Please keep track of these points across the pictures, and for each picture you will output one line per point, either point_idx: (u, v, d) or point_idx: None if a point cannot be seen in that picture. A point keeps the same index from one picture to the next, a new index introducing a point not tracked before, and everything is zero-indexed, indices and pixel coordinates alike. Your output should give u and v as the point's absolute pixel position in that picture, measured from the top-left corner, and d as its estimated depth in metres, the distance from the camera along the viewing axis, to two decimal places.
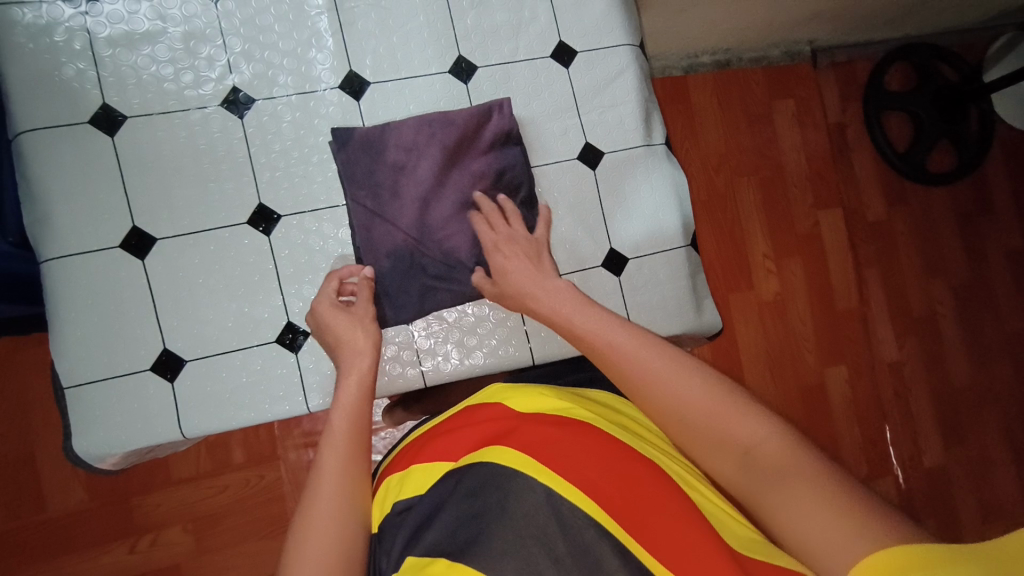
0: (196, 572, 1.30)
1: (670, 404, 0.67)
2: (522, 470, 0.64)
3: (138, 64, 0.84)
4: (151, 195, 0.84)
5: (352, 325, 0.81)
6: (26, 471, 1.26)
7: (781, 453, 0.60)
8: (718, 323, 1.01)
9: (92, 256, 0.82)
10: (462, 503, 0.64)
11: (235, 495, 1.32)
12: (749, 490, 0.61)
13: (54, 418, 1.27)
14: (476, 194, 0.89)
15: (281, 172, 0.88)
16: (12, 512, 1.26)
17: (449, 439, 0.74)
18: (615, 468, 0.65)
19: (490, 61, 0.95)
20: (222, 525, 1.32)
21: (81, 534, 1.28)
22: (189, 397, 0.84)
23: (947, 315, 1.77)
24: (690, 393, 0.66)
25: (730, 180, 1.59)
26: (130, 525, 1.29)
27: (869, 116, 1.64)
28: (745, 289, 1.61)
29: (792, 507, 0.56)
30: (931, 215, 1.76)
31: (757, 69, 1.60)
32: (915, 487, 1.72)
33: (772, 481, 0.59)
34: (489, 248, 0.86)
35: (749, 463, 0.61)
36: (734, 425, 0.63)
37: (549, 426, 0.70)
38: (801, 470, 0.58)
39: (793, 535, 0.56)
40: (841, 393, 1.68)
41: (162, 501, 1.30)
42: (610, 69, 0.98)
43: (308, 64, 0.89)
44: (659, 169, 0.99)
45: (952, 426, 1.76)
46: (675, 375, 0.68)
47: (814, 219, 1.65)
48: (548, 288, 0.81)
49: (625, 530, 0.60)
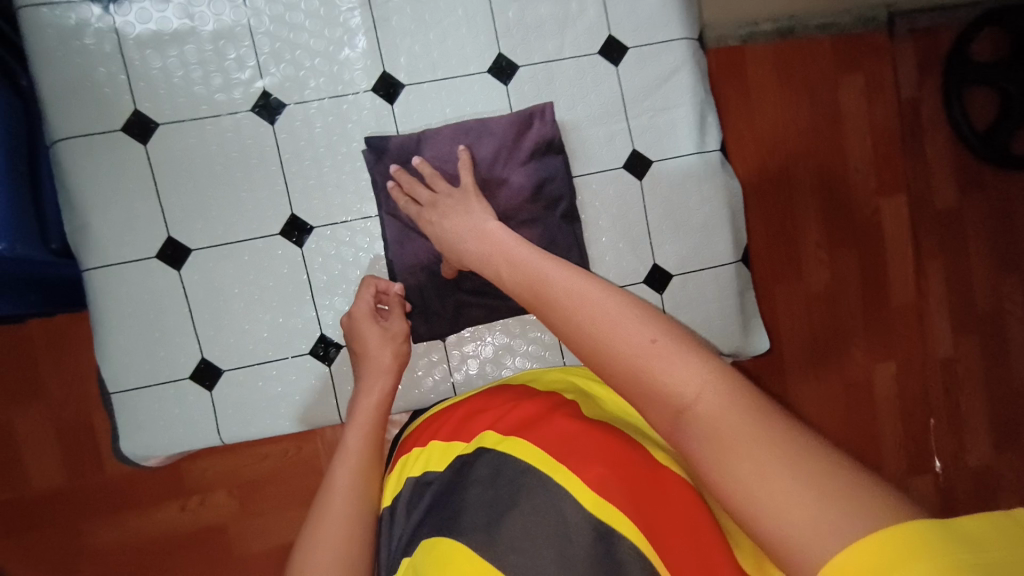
0: (239, 538, 1.15)
1: (595, 345, 0.51)
2: (537, 465, 0.59)
3: (167, 67, 0.81)
4: (186, 205, 0.83)
5: (385, 342, 0.80)
6: (79, 435, 1.11)
7: (726, 410, 0.43)
8: (764, 342, 0.96)
9: (130, 266, 0.82)
10: (472, 490, 0.59)
11: (276, 465, 1.14)
12: (685, 456, 0.46)
13: (87, 382, 1.11)
14: (392, 167, 0.83)
15: (314, 181, 0.85)
16: (68, 467, 1.11)
17: (468, 422, 0.71)
18: (628, 472, 0.58)
19: (532, 59, 0.88)
20: (265, 491, 1.14)
21: (133, 492, 1.13)
22: (226, 405, 0.85)
23: (1016, 313, 1.44)
24: (621, 331, 0.50)
25: (787, 161, 1.26)
26: (178, 485, 1.13)
27: (949, 90, 1.32)
28: (791, 280, 1.30)
29: (741, 476, 0.41)
30: (1010, 200, 1.41)
31: (824, 39, 1.26)
32: (957, 486, 1.44)
33: (713, 444, 0.43)
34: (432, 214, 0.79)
35: (685, 423, 0.45)
36: (669, 373, 0.47)
37: (566, 421, 0.64)
38: (755, 431, 0.42)
39: (742, 513, 0.41)
40: (889, 392, 1.38)
41: (213, 463, 1.13)
42: (664, 68, 0.90)
43: (340, 64, 0.84)
44: (713, 179, 0.91)
45: (1010, 428, 1.45)
46: (610, 317, 0.52)
47: (874, 206, 1.32)
48: (481, 236, 0.72)
49: (640, 532, 0.52)
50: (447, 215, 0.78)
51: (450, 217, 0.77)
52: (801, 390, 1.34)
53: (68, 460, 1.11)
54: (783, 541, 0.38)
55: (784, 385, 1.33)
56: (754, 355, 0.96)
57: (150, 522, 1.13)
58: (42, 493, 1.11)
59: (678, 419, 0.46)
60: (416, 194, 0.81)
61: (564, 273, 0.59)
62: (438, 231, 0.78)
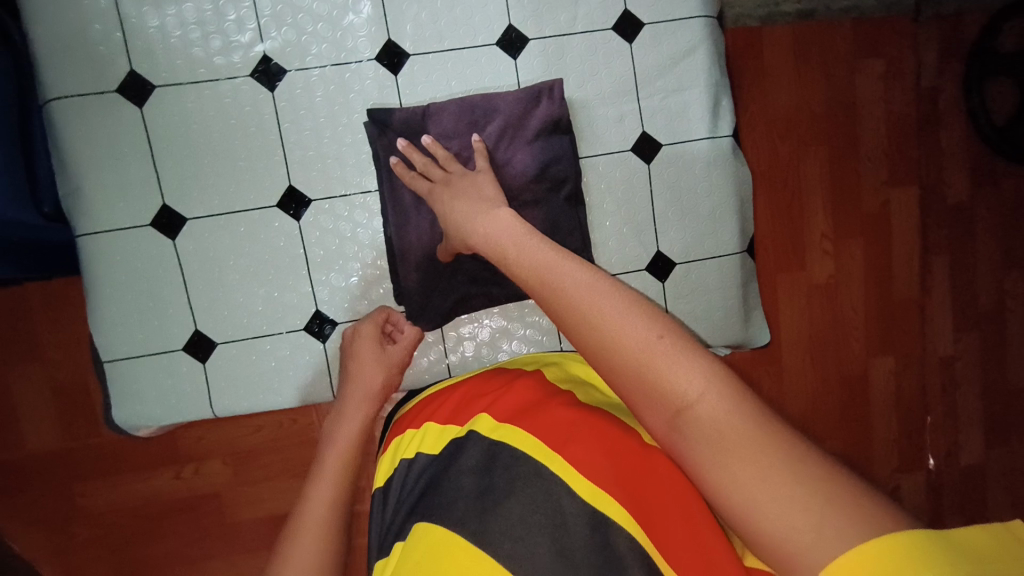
0: (235, 505, 1.16)
1: (596, 342, 0.51)
2: (532, 455, 0.58)
3: (164, 27, 0.78)
4: (182, 173, 0.81)
5: (379, 365, 0.78)
6: (73, 399, 1.11)
7: (728, 413, 0.44)
8: (765, 335, 0.95)
9: (123, 233, 0.81)
10: (465, 477, 0.58)
11: (270, 436, 1.14)
12: (681, 455, 0.47)
13: (79, 347, 1.10)
14: (399, 140, 0.80)
15: (313, 152, 0.83)
16: (65, 429, 1.12)
17: (465, 406, 0.70)
18: (623, 460, 0.57)
19: (543, 33, 0.84)
20: (259, 461, 1.15)
21: (129, 457, 1.13)
22: (220, 378, 0.85)
23: (1019, 311, 1.42)
24: (624, 328, 0.49)
25: (798, 149, 1.23)
26: (174, 451, 1.13)
27: (970, 82, 1.28)
28: (795, 270, 1.28)
29: (739, 478, 0.42)
30: (1023, 197, 1.39)
31: (845, 21, 1.22)
32: (947, 484, 1.44)
33: (713, 447, 0.44)
34: (432, 198, 0.77)
35: (684, 424, 0.46)
36: (669, 373, 0.47)
37: (562, 408, 0.63)
38: (753, 436, 0.43)
39: (734, 514, 0.42)
40: (885, 387, 1.38)
41: (207, 432, 1.13)
42: (679, 47, 0.87)
43: (344, 31, 0.81)
44: (723, 166, 0.89)
45: (1002, 426, 1.44)
46: (609, 315, 0.51)
47: (885, 197, 1.30)
48: (488, 218, 0.68)
49: (639, 525, 0.52)
50: (460, 195, 0.74)
51: (463, 202, 0.73)
52: (799, 381, 1.33)
53: (63, 422, 1.12)
54: (774, 539, 0.40)
55: (784, 375, 1.32)
56: (755, 347, 0.96)
57: (140, 490, 1.14)
58: (38, 453, 1.12)
59: (677, 419, 0.46)
60: (433, 174, 0.78)
61: (565, 261, 0.57)
62: (450, 215, 0.73)
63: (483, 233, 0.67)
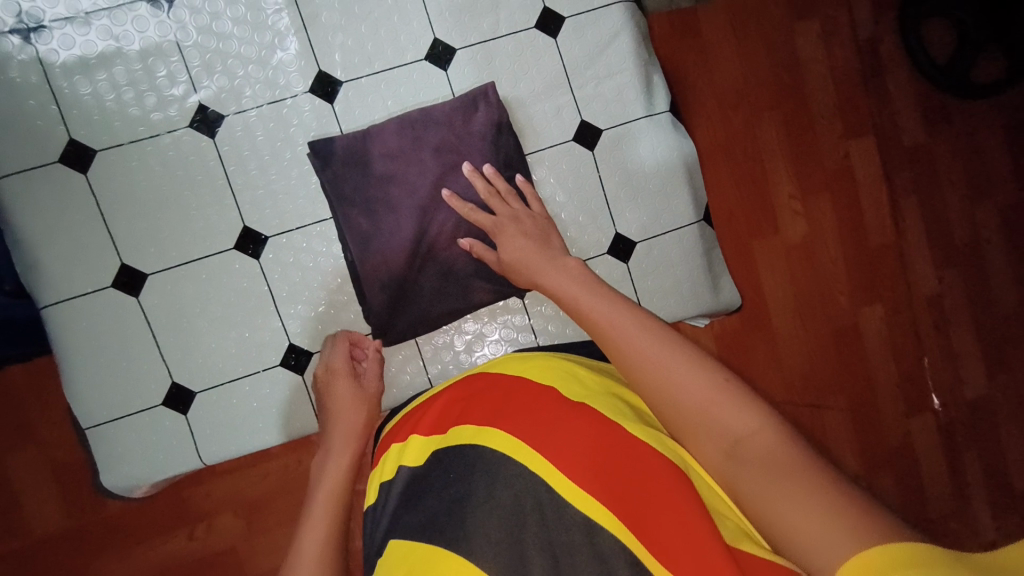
0: (252, 557, 1.15)
1: (659, 387, 0.59)
2: (512, 457, 0.59)
3: (97, 92, 0.80)
4: (136, 231, 0.82)
5: (348, 392, 0.80)
6: (70, 476, 1.10)
7: (784, 449, 0.52)
8: (736, 298, 0.96)
9: (87, 298, 0.81)
10: (447, 488, 0.59)
11: (277, 483, 1.14)
12: (737, 489, 0.54)
13: (69, 424, 1.10)
14: (445, 193, 0.81)
15: (263, 190, 0.84)
16: (67, 509, 1.11)
17: (447, 412, 0.69)
18: (605, 454, 0.57)
19: (469, 41, 0.86)
20: (269, 509, 1.14)
21: (138, 528, 1.12)
22: (204, 426, 0.85)
23: (994, 241, 1.44)
24: (686, 378, 0.58)
25: (751, 118, 1.25)
26: (182, 513, 1.12)
27: (906, 24, 1.32)
28: (768, 235, 1.29)
29: (785, 504, 0.48)
30: (975, 128, 1.42)
31: None
32: (956, 421, 1.44)
33: (768, 475, 0.50)
34: (495, 232, 0.79)
35: (745, 457, 0.53)
36: (730, 415, 0.55)
37: (542, 408, 0.63)
38: (801, 467, 0.50)
39: (786, 537, 0.48)
40: (878, 335, 1.38)
41: (213, 490, 1.13)
42: (603, 34, 0.89)
43: (274, 69, 0.83)
44: (664, 141, 0.91)
45: (998, 355, 1.45)
46: (673, 367, 0.59)
47: (845, 150, 1.32)
48: (557, 266, 0.74)
49: (617, 516, 0.52)
50: (520, 241, 0.78)
51: (509, 236, 0.78)
52: (791, 343, 1.33)
53: (64, 503, 1.11)
54: (811, 550, 0.45)
55: (776, 339, 1.32)
56: (728, 311, 0.97)
57: (153, 558, 1.13)
58: (43, 538, 1.11)
59: (738, 454, 0.54)
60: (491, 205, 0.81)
61: (627, 314, 0.65)
62: (501, 251, 0.79)
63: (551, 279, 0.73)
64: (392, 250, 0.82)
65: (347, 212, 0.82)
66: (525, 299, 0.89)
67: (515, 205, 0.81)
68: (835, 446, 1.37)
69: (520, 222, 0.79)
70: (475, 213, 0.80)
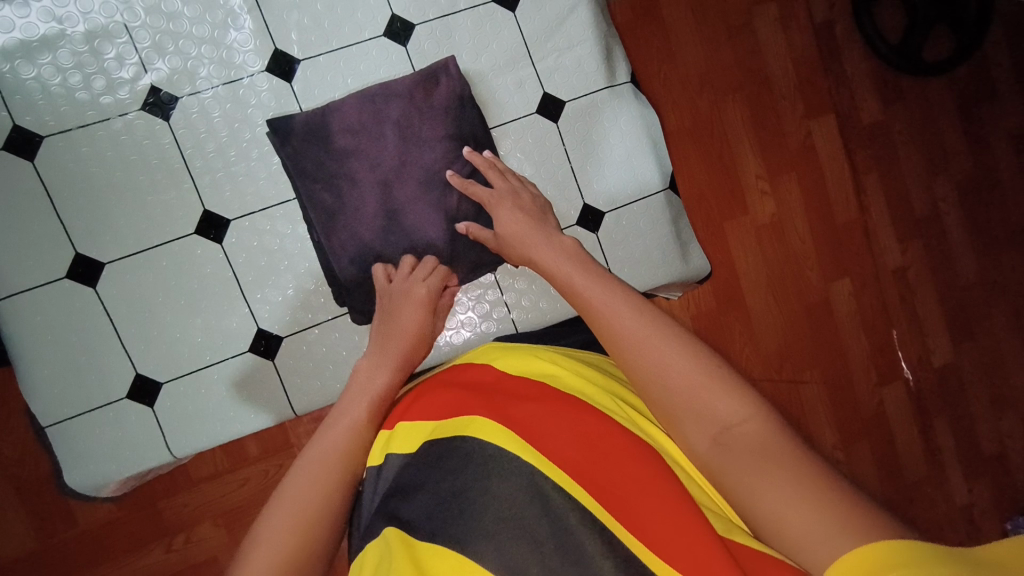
0: None
1: (650, 371, 0.59)
2: (504, 446, 0.56)
3: (41, 76, 0.77)
4: (90, 219, 0.79)
5: (420, 321, 0.77)
6: (35, 496, 1.05)
7: (770, 437, 0.53)
8: (706, 266, 0.97)
9: (41, 290, 0.78)
10: (439, 482, 0.56)
11: (258, 488, 1.11)
12: (723, 475, 0.54)
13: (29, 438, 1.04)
14: (467, 149, 0.82)
15: (222, 173, 0.82)
16: (35, 530, 1.05)
17: (433, 400, 0.66)
18: (599, 449, 0.56)
19: (427, 16, 0.86)
20: (252, 516, 1.11)
21: (113, 544, 1.08)
22: (172, 419, 0.82)
23: (952, 213, 1.48)
24: (677, 363, 0.59)
25: (715, 98, 1.27)
26: (160, 525, 1.09)
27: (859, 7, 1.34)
28: (738, 215, 1.31)
29: (776, 495, 0.49)
30: (929, 105, 1.45)
31: None
32: (925, 389, 1.48)
33: (762, 465, 0.51)
34: (490, 204, 0.79)
35: (732, 442, 0.54)
36: (719, 400, 0.56)
37: (527, 402, 0.61)
38: (784, 454, 0.51)
39: (764, 522, 0.50)
40: (848, 309, 1.41)
41: (191, 498, 1.09)
42: (561, 6, 0.89)
43: (228, 48, 0.81)
44: (626, 111, 0.92)
45: (962, 324, 1.50)
46: (665, 354, 0.59)
47: (806, 129, 1.34)
48: (551, 242, 0.74)
49: (610, 511, 0.52)
50: (511, 216, 0.77)
51: (506, 209, 0.78)
52: (766, 321, 1.35)
53: (30, 523, 1.05)
54: (802, 543, 0.47)
55: (751, 317, 1.34)
56: (699, 278, 0.98)
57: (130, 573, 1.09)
58: (11, 560, 1.05)
59: (728, 441, 0.55)
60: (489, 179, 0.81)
61: (617, 299, 0.65)
62: (497, 226, 0.78)
63: (543, 261, 0.72)
64: (360, 226, 0.81)
65: (309, 190, 0.81)
66: (496, 274, 0.89)
67: (508, 181, 0.81)
68: (814, 421, 1.39)
69: (518, 197, 0.79)
70: (474, 186, 0.80)
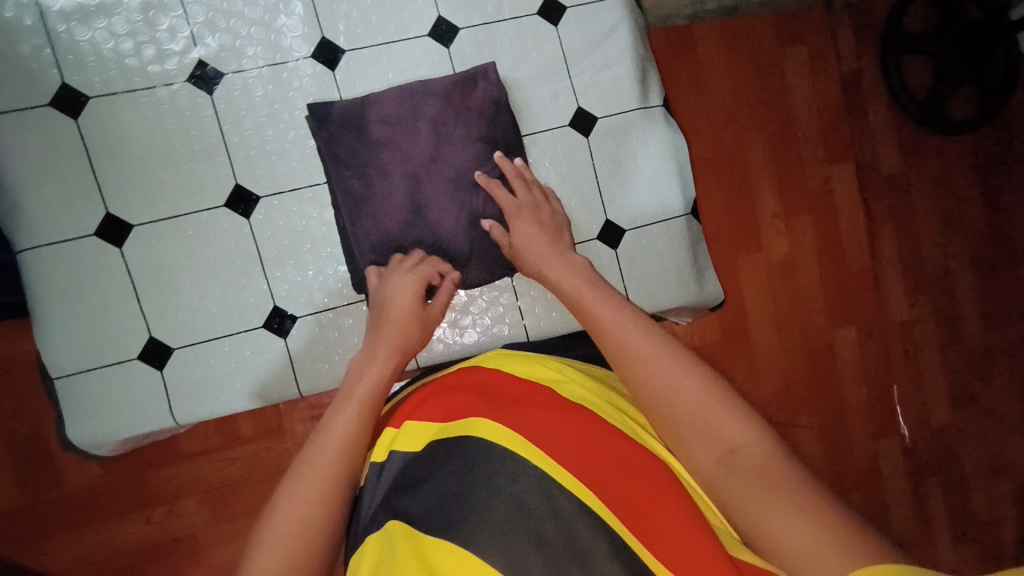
0: (213, 546, 1.11)
1: (658, 391, 0.60)
2: (513, 448, 0.57)
3: (95, 39, 0.79)
4: (124, 180, 0.81)
5: (405, 308, 0.76)
6: (26, 452, 1.05)
7: (772, 459, 0.54)
8: (719, 294, 0.98)
9: (68, 245, 0.80)
10: (445, 479, 0.57)
11: (245, 470, 1.11)
12: (727, 496, 0.55)
13: (28, 394, 1.05)
14: (499, 153, 0.84)
15: (257, 151, 0.84)
16: (21, 486, 1.06)
17: (439, 399, 0.67)
18: (607, 459, 0.57)
19: (472, 22, 0.88)
20: (236, 497, 1.11)
21: (96, 510, 1.08)
22: (178, 386, 0.83)
23: (963, 272, 1.49)
24: (684, 385, 0.59)
25: (740, 133, 1.29)
26: (144, 495, 1.09)
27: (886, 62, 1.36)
28: (751, 251, 1.32)
29: (781, 519, 0.49)
30: (948, 163, 1.47)
31: (766, 15, 1.29)
32: (921, 445, 1.47)
33: (767, 489, 0.51)
34: (511, 211, 0.80)
35: (737, 464, 0.55)
36: (725, 423, 0.57)
37: (537, 409, 0.62)
38: (789, 478, 0.52)
39: (767, 541, 0.50)
40: (851, 356, 1.41)
41: (178, 472, 1.09)
42: (602, 26, 0.92)
43: (277, 32, 0.84)
44: (656, 133, 0.94)
45: (963, 384, 1.49)
46: (672, 375, 0.60)
47: (825, 174, 1.36)
48: (561, 261, 0.75)
49: (620, 518, 0.52)
50: (526, 227, 0.79)
51: (524, 220, 0.79)
52: (768, 359, 1.35)
53: (17, 479, 1.05)
54: (806, 568, 0.47)
55: (754, 353, 1.35)
56: (710, 305, 0.99)
57: (109, 541, 1.08)
58: None
59: (734, 464, 0.55)
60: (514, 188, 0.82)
61: (627, 317, 0.65)
62: (512, 234, 0.79)
63: (553, 278, 0.74)
64: (385, 217, 0.82)
65: (340, 176, 0.82)
66: (513, 278, 0.90)
67: (532, 193, 0.82)
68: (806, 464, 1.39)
69: (539, 211, 0.81)
70: (498, 189, 0.82)
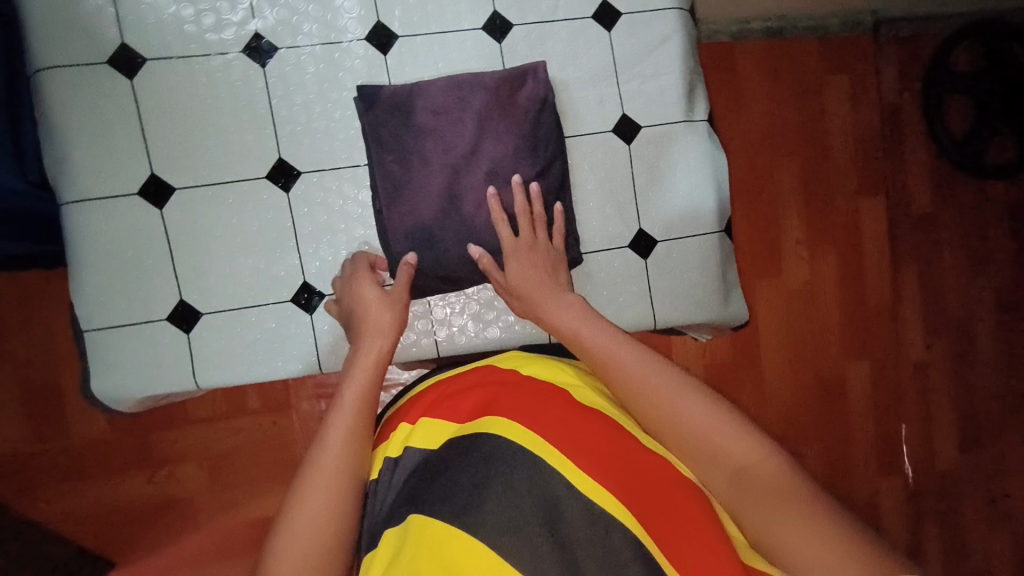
0: (208, 513, 1.12)
1: (659, 413, 0.60)
2: (533, 449, 0.58)
3: (158, 3, 0.81)
4: (171, 143, 0.82)
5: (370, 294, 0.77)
6: (40, 400, 1.07)
7: (779, 475, 0.54)
8: (744, 315, 0.97)
9: (111, 202, 0.81)
10: (463, 471, 0.57)
11: (248, 441, 1.12)
12: (739, 512, 0.55)
13: (49, 343, 1.07)
14: (517, 176, 0.83)
15: (302, 127, 0.84)
16: (31, 433, 1.07)
17: (455, 398, 0.67)
18: (628, 467, 0.57)
19: (526, 20, 0.89)
20: (236, 466, 1.12)
21: (100, 464, 1.09)
22: (202, 350, 0.84)
23: (987, 319, 1.46)
24: (684, 407, 0.60)
25: (775, 156, 1.28)
26: (148, 455, 1.10)
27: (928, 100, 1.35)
28: (773, 275, 1.31)
29: (794, 537, 0.50)
30: (984, 208, 1.45)
31: (812, 41, 1.27)
32: (924, 489, 1.45)
33: (779, 507, 0.52)
34: (509, 252, 0.80)
35: (744, 483, 0.55)
36: (728, 443, 0.57)
37: (558, 411, 0.62)
38: (796, 494, 0.52)
39: (783, 558, 0.50)
40: (861, 392, 1.40)
41: (183, 436, 1.11)
42: (654, 36, 0.92)
43: (334, 12, 0.84)
44: (698, 147, 0.94)
45: (976, 433, 1.46)
46: (672, 397, 0.60)
47: (855, 206, 1.35)
48: (558, 303, 0.75)
49: (642, 524, 0.52)
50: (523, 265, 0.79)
51: (517, 261, 0.79)
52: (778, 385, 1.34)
53: (29, 425, 1.07)
54: None
55: (765, 378, 1.34)
56: (735, 325, 0.98)
57: (109, 496, 1.10)
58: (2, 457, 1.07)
59: (741, 484, 0.55)
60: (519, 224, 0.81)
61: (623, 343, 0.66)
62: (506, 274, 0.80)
63: (553, 305, 0.74)
64: (421, 204, 0.83)
65: (380, 160, 0.83)
66: None
67: (534, 236, 0.81)
68: None
69: (542, 254, 0.81)
70: (501, 226, 0.81)
